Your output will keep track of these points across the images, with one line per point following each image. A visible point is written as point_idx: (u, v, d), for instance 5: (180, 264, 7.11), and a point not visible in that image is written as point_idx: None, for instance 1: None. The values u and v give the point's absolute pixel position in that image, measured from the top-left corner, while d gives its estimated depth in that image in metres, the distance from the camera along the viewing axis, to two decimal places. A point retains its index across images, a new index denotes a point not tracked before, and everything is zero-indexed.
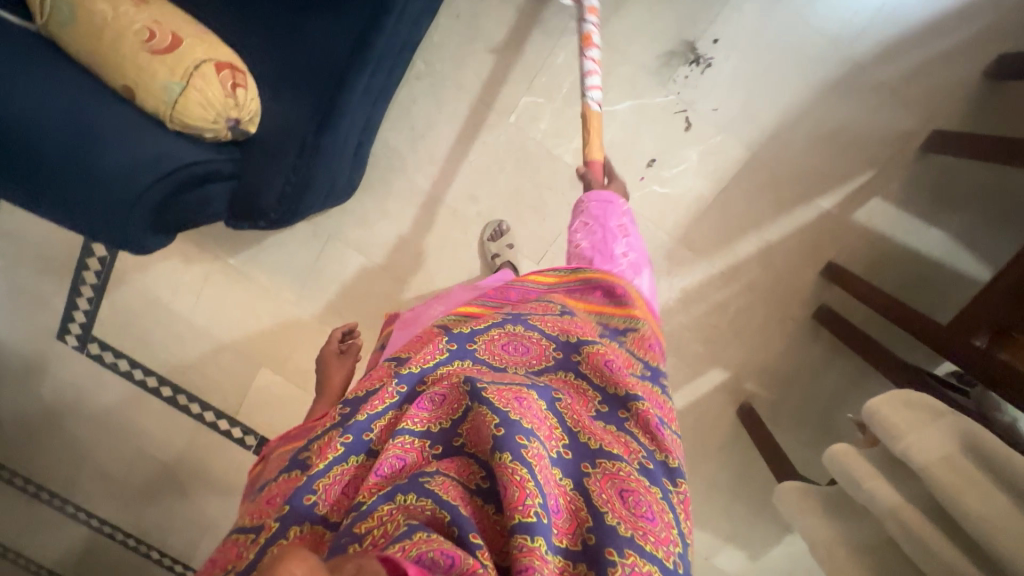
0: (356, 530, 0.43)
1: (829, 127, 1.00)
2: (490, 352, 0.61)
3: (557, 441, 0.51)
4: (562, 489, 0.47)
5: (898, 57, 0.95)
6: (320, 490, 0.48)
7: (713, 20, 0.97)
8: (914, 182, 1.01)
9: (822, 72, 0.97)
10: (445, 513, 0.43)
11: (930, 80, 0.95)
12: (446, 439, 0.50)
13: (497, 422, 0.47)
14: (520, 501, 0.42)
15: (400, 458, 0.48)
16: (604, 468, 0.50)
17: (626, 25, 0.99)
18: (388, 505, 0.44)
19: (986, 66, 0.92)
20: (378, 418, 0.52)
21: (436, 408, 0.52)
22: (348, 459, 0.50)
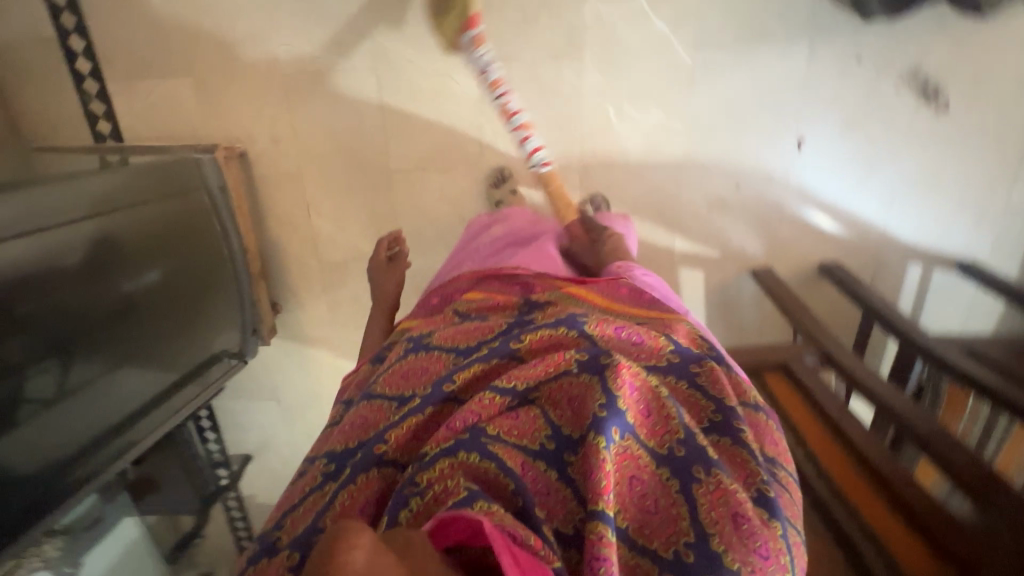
0: (421, 480, 0.51)
1: (729, 201, 1.15)
2: (599, 331, 0.62)
3: (672, 434, 0.54)
4: (666, 490, 0.52)
5: (803, 206, 1.14)
6: (388, 441, 0.56)
7: (770, 53, 1.02)
8: (722, 286, 1.23)
9: (763, 164, 1.11)
10: (512, 484, 0.50)
11: (799, 237, 1.16)
12: (525, 395, 0.58)
13: (603, 404, 0.52)
14: (604, 491, 0.48)
15: (474, 415, 0.56)
16: (717, 483, 0.51)
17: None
18: (448, 459, 0.52)
19: (822, 262, 1.16)
20: (463, 375, 0.60)
21: (529, 369, 0.58)
22: (422, 412, 0.58)
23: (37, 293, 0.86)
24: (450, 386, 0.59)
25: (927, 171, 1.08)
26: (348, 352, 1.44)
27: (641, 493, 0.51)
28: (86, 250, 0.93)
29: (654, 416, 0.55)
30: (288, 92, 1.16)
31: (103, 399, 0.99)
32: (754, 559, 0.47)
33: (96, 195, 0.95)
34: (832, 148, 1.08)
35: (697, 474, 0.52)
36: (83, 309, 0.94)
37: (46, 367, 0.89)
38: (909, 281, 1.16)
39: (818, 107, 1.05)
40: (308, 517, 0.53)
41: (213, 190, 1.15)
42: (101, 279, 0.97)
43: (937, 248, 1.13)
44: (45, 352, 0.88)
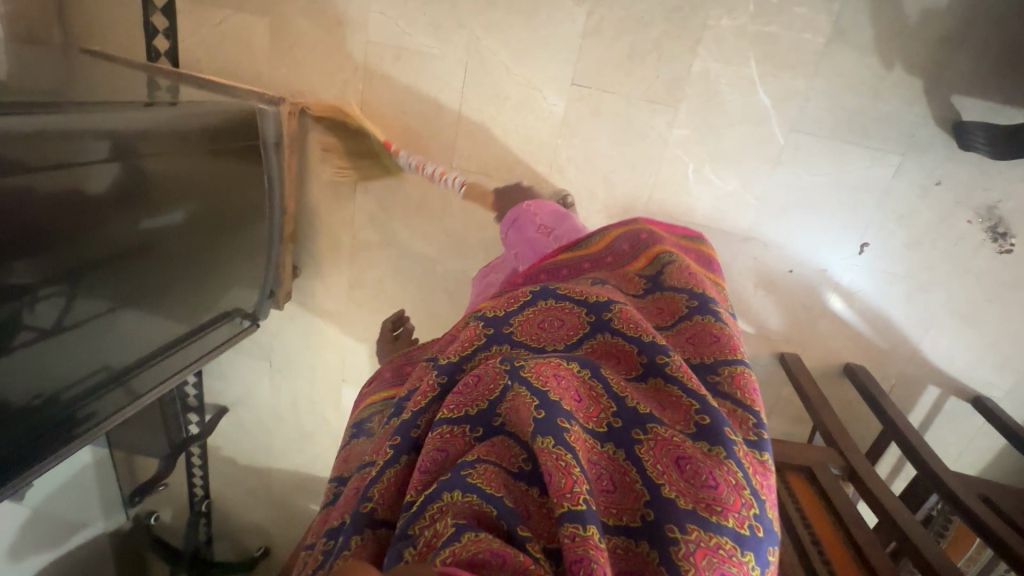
0: (411, 530, 0.47)
1: (778, 282, 1.15)
2: (526, 331, 0.65)
3: (603, 413, 0.54)
4: (614, 464, 0.50)
5: (844, 306, 1.14)
6: (374, 498, 0.53)
7: (861, 153, 1.01)
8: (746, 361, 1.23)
9: (820, 258, 1.11)
10: (493, 509, 0.46)
11: (834, 333, 1.16)
12: (485, 420, 0.54)
13: (537, 406, 0.50)
14: (564, 490, 0.44)
15: (439, 451, 0.52)
16: (655, 436, 0.51)
17: (835, 63, 0.96)
18: (428, 504, 0.48)
19: (849, 362, 1.17)
20: (422, 418, 0.57)
21: (469, 395, 0.55)
22: (397, 461, 0.55)
23: (66, 215, 0.79)
24: (416, 430, 0.57)
25: (976, 303, 1.08)
26: (355, 332, 1.39)
27: (601, 473, 0.49)
28: (120, 184, 0.86)
29: (586, 401, 0.54)
30: (367, 58, 1.11)
31: (101, 337, 0.92)
32: (706, 494, 0.46)
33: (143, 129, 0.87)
34: (890, 259, 1.08)
35: (636, 436, 0.51)
36: (103, 243, 0.86)
37: (56, 292, 0.82)
38: (926, 400, 1.18)
39: (889, 219, 1.05)
40: None
41: (269, 144, 1.11)
42: (124, 214, 0.88)
43: (963, 378, 1.14)
44: (53, 280, 0.80)
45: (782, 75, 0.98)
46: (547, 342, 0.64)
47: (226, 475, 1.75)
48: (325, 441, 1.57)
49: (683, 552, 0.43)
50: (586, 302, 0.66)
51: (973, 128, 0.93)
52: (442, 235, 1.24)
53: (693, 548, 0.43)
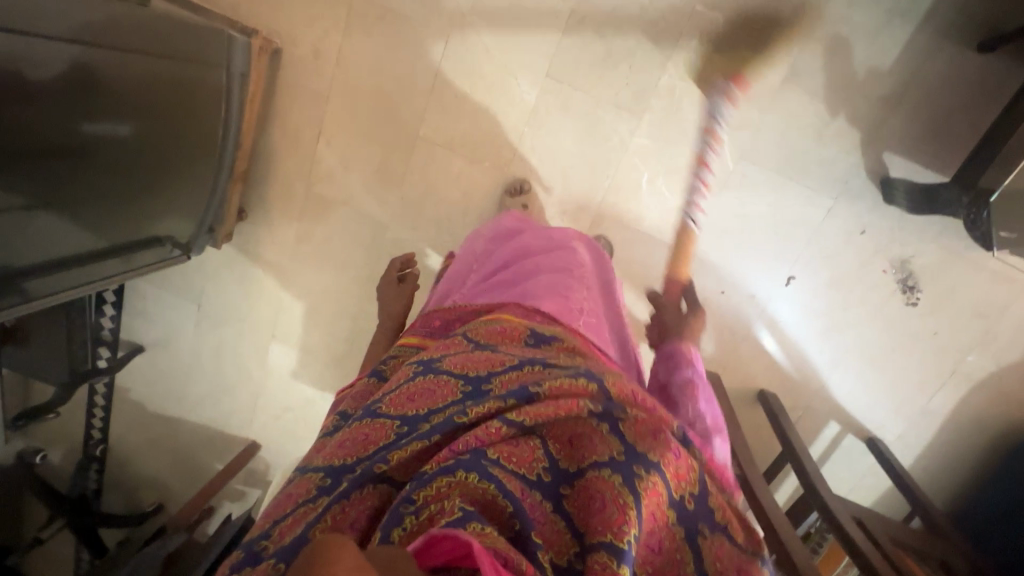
0: (415, 498, 0.43)
1: (709, 301, 1.19)
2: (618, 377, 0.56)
3: (683, 486, 0.50)
4: (667, 535, 0.48)
5: (771, 339, 1.20)
6: (388, 459, 0.48)
7: (800, 191, 1.08)
8: None
9: (749, 286, 1.17)
10: (511, 506, 0.43)
11: (755, 358, 1.22)
12: (537, 430, 0.50)
13: (619, 451, 0.49)
14: (617, 527, 0.43)
15: (478, 439, 0.47)
16: (720, 540, 0.48)
17: (789, 101, 1.03)
18: (446, 477, 0.44)
19: (762, 389, 1.23)
20: (478, 408, 0.50)
21: (548, 407, 0.49)
22: (428, 437, 0.49)
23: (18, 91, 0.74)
24: (464, 416, 0.50)
25: (881, 350, 1.17)
26: (295, 286, 1.36)
27: (652, 540, 0.47)
28: (75, 76, 0.82)
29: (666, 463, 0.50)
30: (352, 11, 1.11)
31: (18, 236, 0.86)
32: None
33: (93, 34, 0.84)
34: (814, 296, 1.15)
35: (700, 526, 0.49)
36: (42, 137, 0.81)
37: None
38: (826, 435, 1.25)
39: (814, 258, 1.12)
40: (295, 524, 0.46)
41: (234, 75, 1.09)
42: (72, 107, 0.83)
43: (862, 418, 1.22)
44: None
45: (740, 102, 1.04)
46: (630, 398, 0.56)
47: (132, 419, 1.65)
48: (244, 397, 1.52)
49: None
50: None
51: (898, 183, 1.02)
52: (399, 203, 1.24)
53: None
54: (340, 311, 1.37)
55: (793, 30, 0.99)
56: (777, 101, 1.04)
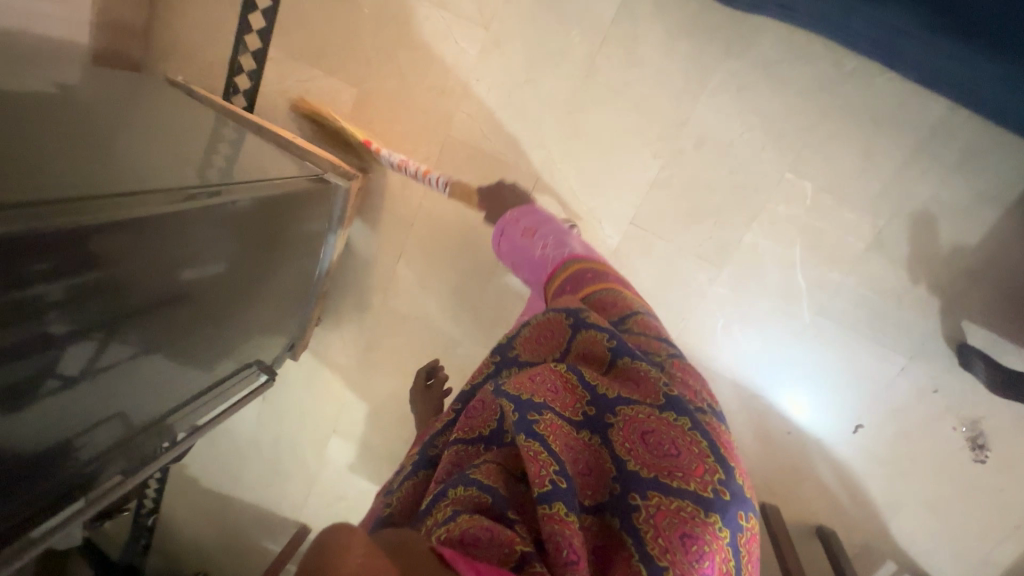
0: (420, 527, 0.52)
1: (772, 439, 1.22)
2: (523, 349, 0.70)
3: (579, 404, 0.60)
4: (589, 449, 0.56)
5: (788, 405, 1.18)
6: (394, 505, 0.58)
7: (874, 349, 1.11)
8: None
9: (813, 428, 1.19)
10: (485, 497, 0.50)
11: (814, 495, 1.24)
12: (496, 437, 0.58)
13: (512, 409, 0.56)
14: (538, 477, 0.50)
15: (452, 466, 0.58)
16: (622, 416, 0.58)
17: (870, 266, 1.05)
18: (434, 506, 0.52)
19: (820, 525, 1.24)
20: (438, 444, 0.63)
21: (471, 409, 0.61)
22: (417, 474, 0.61)
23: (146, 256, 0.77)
24: (433, 450, 0.62)
25: (943, 499, 1.18)
26: (359, 387, 1.39)
27: (580, 462, 0.55)
28: (215, 231, 0.88)
29: (563, 392, 0.59)
30: (444, 148, 1.14)
31: (116, 383, 0.88)
32: (670, 462, 0.54)
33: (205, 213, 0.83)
34: (878, 444, 1.17)
35: (607, 419, 0.58)
36: (157, 292, 0.83)
37: (88, 340, 0.77)
38: (882, 575, 1.25)
39: (881, 410, 1.14)
40: None
41: (333, 223, 1.17)
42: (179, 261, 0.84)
43: (919, 561, 1.23)
44: (83, 334, 0.75)
45: (821, 263, 1.07)
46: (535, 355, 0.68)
47: (183, 490, 1.68)
48: (296, 482, 1.54)
49: (643, 516, 0.51)
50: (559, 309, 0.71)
51: (976, 357, 1.02)
52: (471, 322, 1.26)
53: (653, 512, 0.51)
54: (401, 414, 1.39)
55: (879, 204, 1.02)
56: (857, 265, 1.06)
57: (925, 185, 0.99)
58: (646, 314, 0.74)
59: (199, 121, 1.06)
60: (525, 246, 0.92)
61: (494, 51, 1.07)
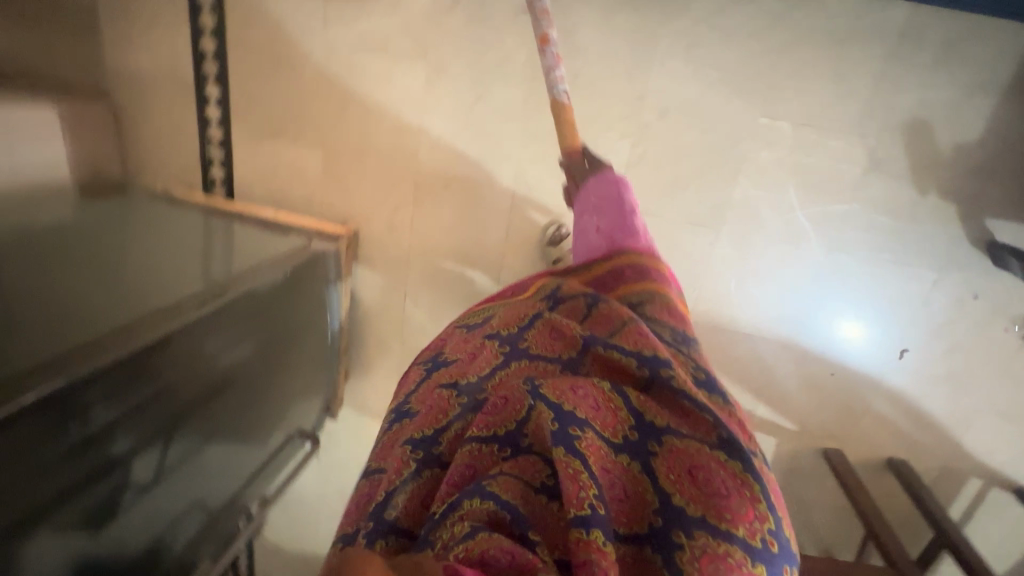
0: (433, 536, 0.50)
1: (817, 383, 1.18)
2: (540, 343, 0.64)
3: (621, 421, 0.53)
4: (631, 474, 0.51)
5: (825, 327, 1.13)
6: (398, 505, 0.54)
7: (902, 271, 1.06)
8: (790, 454, 1.25)
9: (857, 362, 1.15)
10: (508, 514, 0.49)
11: (878, 429, 1.19)
12: (513, 441, 0.56)
13: (552, 419, 0.51)
14: (570, 497, 0.46)
15: (469, 469, 0.55)
16: (669, 447, 0.51)
17: (872, 187, 1.01)
18: (454, 512, 0.51)
19: (891, 457, 1.20)
20: (447, 436, 0.59)
21: (494, 408, 0.58)
22: (421, 474, 0.57)
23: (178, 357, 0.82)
24: (440, 448, 0.58)
25: (1017, 402, 1.11)
26: None
27: (619, 485, 0.50)
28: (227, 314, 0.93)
29: (604, 409, 0.53)
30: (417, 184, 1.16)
31: (190, 478, 0.92)
32: (718, 503, 0.47)
33: (211, 315, 0.90)
34: (932, 363, 1.12)
35: (650, 446, 0.52)
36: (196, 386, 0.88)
37: (151, 450, 0.81)
38: (969, 492, 1.20)
39: (927, 329, 1.09)
40: None
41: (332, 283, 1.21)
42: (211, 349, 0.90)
43: (1005, 470, 1.17)
44: (147, 446, 0.80)
45: (819, 198, 1.03)
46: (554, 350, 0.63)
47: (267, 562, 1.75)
48: None
49: (686, 559, 0.45)
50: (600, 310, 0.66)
51: (1010, 254, 0.96)
52: None
53: (698, 554, 0.45)
54: None
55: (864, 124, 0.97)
56: (861, 191, 1.01)
57: (908, 91, 0.94)
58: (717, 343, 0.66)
59: (193, 229, 1.16)
60: (629, 215, 0.82)
61: (438, 78, 1.07)
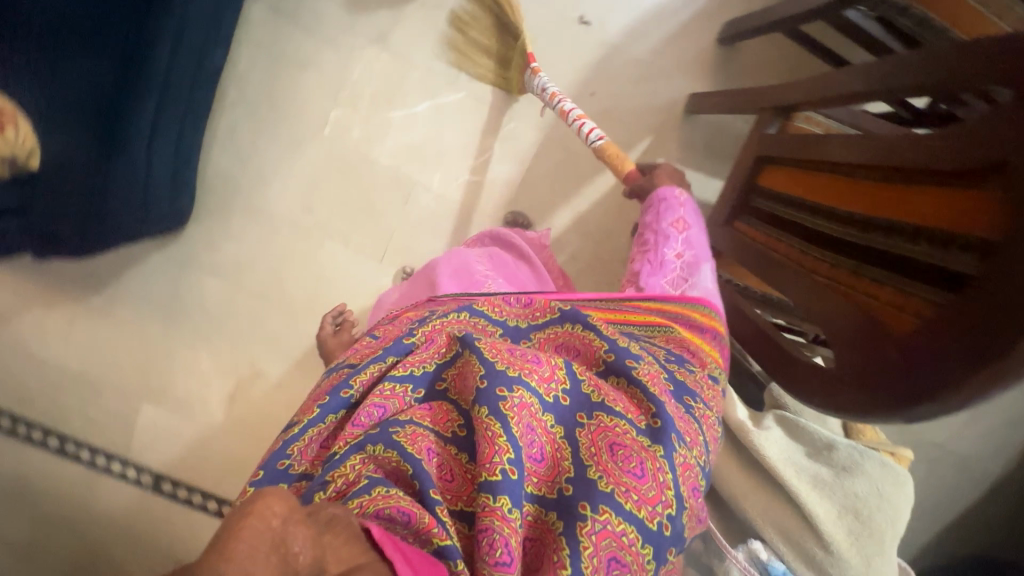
0: (330, 476, 0.47)
1: (611, 101, 1.12)
2: (493, 308, 0.66)
3: (557, 387, 0.55)
4: (549, 438, 0.52)
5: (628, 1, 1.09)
6: (292, 455, 0.52)
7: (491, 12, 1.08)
8: (688, 143, 1.14)
9: (585, 56, 1.10)
10: (411, 467, 0.47)
11: (686, 42, 1.11)
12: (430, 385, 0.57)
13: (483, 375, 0.52)
14: (486, 460, 0.46)
15: (380, 409, 0.53)
16: (598, 422, 0.54)
17: (412, 34, 1.12)
18: (357, 454, 0.48)
19: (717, 36, 1.10)
20: (361, 378, 0.57)
21: (424, 353, 0.58)
22: (325, 420, 0.54)
23: None
24: (349, 391, 0.56)
25: None
26: None
27: (538, 450, 0.50)
28: None
29: (545, 367, 0.55)
30: None
31: None
32: (626, 479, 0.49)
33: None
34: None
35: (579, 419, 0.54)
36: None
37: None
38: None
39: None
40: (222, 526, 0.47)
41: None
42: None
43: None
44: None
45: (408, 84, 1.14)
46: (510, 316, 0.66)
47: None
48: None
49: (589, 529, 0.46)
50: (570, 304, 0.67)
51: None
52: None
53: (598, 529, 0.46)
54: None
55: (357, 36, 1.11)
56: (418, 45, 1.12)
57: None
58: (699, 359, 0.68)
59: None
60: (665, 235, 0.80)
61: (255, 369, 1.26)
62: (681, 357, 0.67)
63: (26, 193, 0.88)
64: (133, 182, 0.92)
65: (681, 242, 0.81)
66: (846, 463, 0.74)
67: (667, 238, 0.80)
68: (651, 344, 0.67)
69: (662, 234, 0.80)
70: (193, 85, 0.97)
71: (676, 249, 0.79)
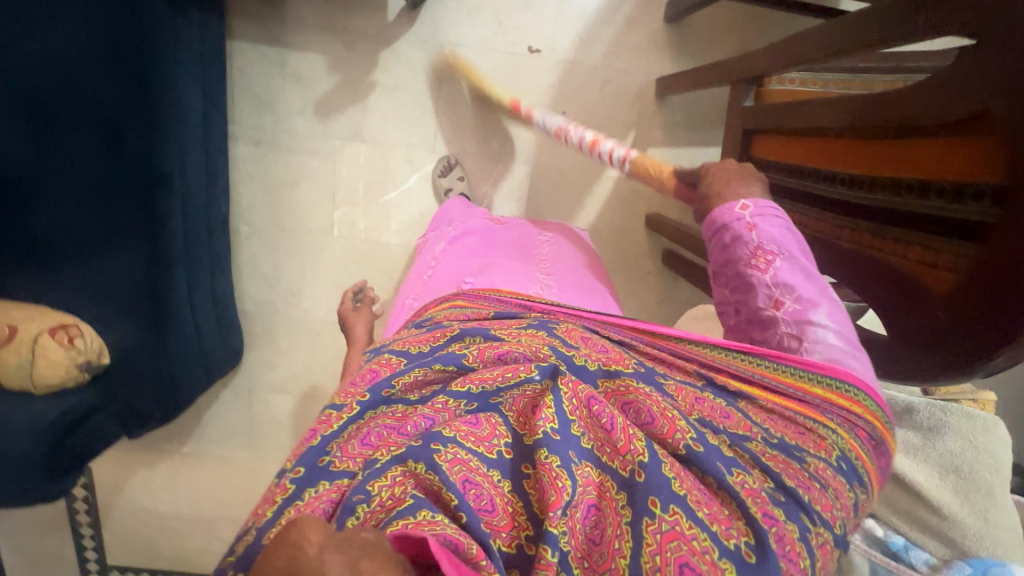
0: (369, 487, 0.40)
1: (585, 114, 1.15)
2: (580, 343, 0.51)
3: (635, 454, 0.41)
4: (610, 511, 0.40)
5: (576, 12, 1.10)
6: (332, 450, 0.44)
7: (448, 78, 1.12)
8: (670, 125, 1.15)
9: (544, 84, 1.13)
10: (455, 497, 0.38)
11: (638, 34, 1.12)
12: (484, 399, 0.46)
13: (555, 427, 0.42)
14: (554, 504, 0.38)
15: (427, 421, 0.45)
16: (672, 522, 0.38)
17: (382, 118, 1.13)
18: (397, 468, 0.41)
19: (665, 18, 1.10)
20: (406, 378, 0.49)
21: (496, 371, 0.48)
22: (365, 417, 0.47)
23: None
24: (391, 390, 0.49)
25: None
26: None
27: (589, 516, 0.40)
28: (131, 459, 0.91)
29: (616, 432, 0.42)
30: None
31: None
32: None
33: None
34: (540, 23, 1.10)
35: (649, 507, 0.38)
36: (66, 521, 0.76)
37: None
38: None
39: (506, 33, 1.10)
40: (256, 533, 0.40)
41: None
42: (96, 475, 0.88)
43: None
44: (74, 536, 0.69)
45: (394, 166, 1.17)
46: (581, 354, 0.50)
47: None
48: None
49: None
50: (660, 383, 0.48)
51: None
52: None
53: None
54: None
55: (333, 139, 1.14)
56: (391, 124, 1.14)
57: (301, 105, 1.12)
58: (820, 445, 0.46)
59: None
60: (752, 266, 0.57)
61: None
62: (797, 443, 0.46)
63: (103, 386, 0.98)
64: (187, 345, 1.00)
65: (774, 274, 0.56)
66: (929, 421, 0.70)
67: (750, 273, 0.57)
68: (755, 425, 0.46)
69: (744, 267, 0.57)
70: (210, 230, 1.02)
71: (768, 298, 0.55)
